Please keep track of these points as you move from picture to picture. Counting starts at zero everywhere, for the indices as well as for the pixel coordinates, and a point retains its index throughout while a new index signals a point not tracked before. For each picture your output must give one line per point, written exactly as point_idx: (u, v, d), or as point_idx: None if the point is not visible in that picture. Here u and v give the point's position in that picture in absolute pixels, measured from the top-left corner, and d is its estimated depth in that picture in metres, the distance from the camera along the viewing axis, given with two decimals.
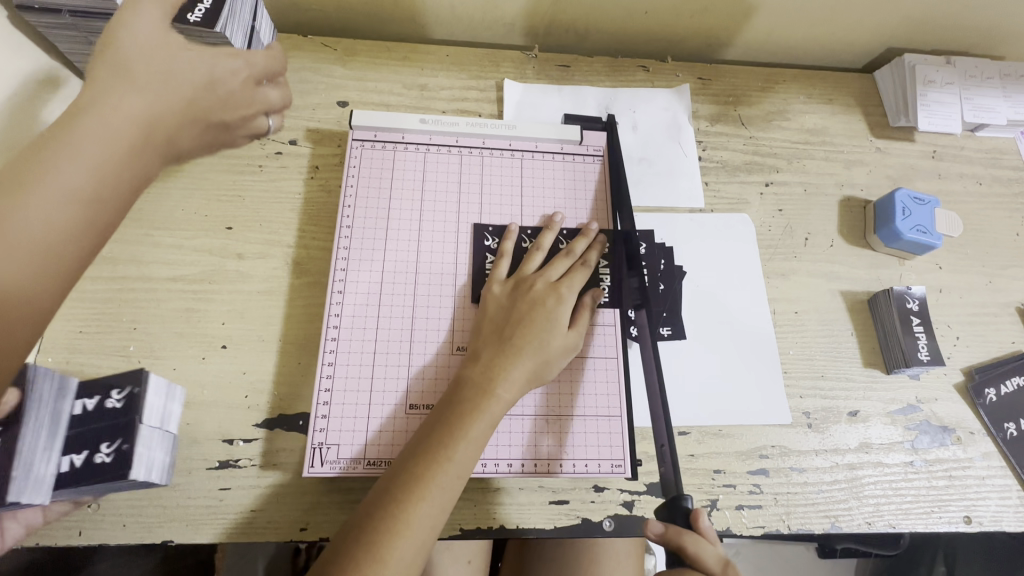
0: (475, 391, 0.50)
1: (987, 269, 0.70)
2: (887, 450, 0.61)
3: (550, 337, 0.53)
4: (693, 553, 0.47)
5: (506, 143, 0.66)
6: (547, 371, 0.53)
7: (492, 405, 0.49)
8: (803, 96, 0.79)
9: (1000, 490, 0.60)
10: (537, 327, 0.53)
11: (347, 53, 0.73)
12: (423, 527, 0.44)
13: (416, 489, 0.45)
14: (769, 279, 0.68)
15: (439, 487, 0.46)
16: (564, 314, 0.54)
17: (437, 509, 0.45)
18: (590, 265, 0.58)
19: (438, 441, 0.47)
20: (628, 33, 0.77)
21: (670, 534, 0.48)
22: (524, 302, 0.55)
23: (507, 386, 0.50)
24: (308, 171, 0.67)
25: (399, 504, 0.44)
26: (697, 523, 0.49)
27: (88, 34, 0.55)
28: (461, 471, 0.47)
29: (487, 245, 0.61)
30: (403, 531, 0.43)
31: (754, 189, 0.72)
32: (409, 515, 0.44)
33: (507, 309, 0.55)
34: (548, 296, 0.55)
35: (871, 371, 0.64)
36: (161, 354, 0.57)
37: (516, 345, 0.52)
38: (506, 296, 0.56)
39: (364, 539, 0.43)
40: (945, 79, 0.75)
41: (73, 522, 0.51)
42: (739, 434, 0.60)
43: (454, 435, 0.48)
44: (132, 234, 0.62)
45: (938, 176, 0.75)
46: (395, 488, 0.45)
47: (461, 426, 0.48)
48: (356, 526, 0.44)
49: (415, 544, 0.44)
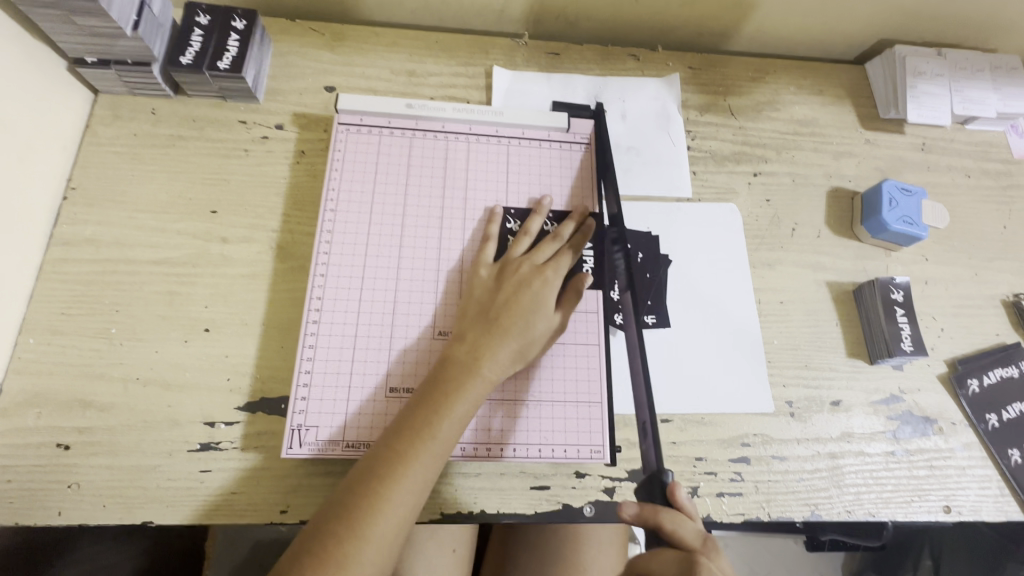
0: (458, 370, 0.50)
1: (973, 260, 0.70)
2: (869, 439, 0.61)
3: (536, 318, 0.53)
4: (671, 527, 0.44)
5: (493, 130, 0.66)
6: (531, 351, 0.53)
7: (477, 383, 0.50)
8: (793, 87, 0.78)
9: (980, 480, 0.60)
10: (522, 308, 0.53)
11: (335, 37, 0.73)
12: (404, 506, 0.44)
13: (399, 466, 0.45)
14: (756, 269, 0.68)
15: (421, 466, 0.46)
16: (549, 297, 0.55)
17: (419, 487, 0.46)
18: (577, 248, 0.58)
19: (421, 421, 0.47)
20: (619, 21, 0.77)
21: (646, 512, 0.46)
22: (510, 285, 0.55)
23: (491, 366, 0.51)
24: (295, 156, 0.66)
25: (380, 480, 0.45)
26: (676, 498, 0.47)
27: (68, 13, 0.54)
28: (445, 448, 0.47)
29: (474, 229, 0.61)
30: (384, 508, 0.44)
31: (741, 179, 0.72)
32: (389, 493, 0.44)
33: (493, 292, 0.55)
34: (535, 279, 0.55)
35: (855, 361, 0.64)
36: (143, 337, 0.57)
37: (501, 326, 0.52)
38: (492, 280, 0.56)
39: (345, 516, 0.43)
40: (936, 71, 0.75)
41: (52, 503, 0.51)
42: (721, 422, 0.60)
43: (437, 414, 0.48)
44: (116, 217, 0.61)
45: (927, 168, 0.75)
46: (376, 466, 0.45)
47: (444, 405, 0.48)
48: (336, 504, 0.44)
49: (396, 522, 0.44)
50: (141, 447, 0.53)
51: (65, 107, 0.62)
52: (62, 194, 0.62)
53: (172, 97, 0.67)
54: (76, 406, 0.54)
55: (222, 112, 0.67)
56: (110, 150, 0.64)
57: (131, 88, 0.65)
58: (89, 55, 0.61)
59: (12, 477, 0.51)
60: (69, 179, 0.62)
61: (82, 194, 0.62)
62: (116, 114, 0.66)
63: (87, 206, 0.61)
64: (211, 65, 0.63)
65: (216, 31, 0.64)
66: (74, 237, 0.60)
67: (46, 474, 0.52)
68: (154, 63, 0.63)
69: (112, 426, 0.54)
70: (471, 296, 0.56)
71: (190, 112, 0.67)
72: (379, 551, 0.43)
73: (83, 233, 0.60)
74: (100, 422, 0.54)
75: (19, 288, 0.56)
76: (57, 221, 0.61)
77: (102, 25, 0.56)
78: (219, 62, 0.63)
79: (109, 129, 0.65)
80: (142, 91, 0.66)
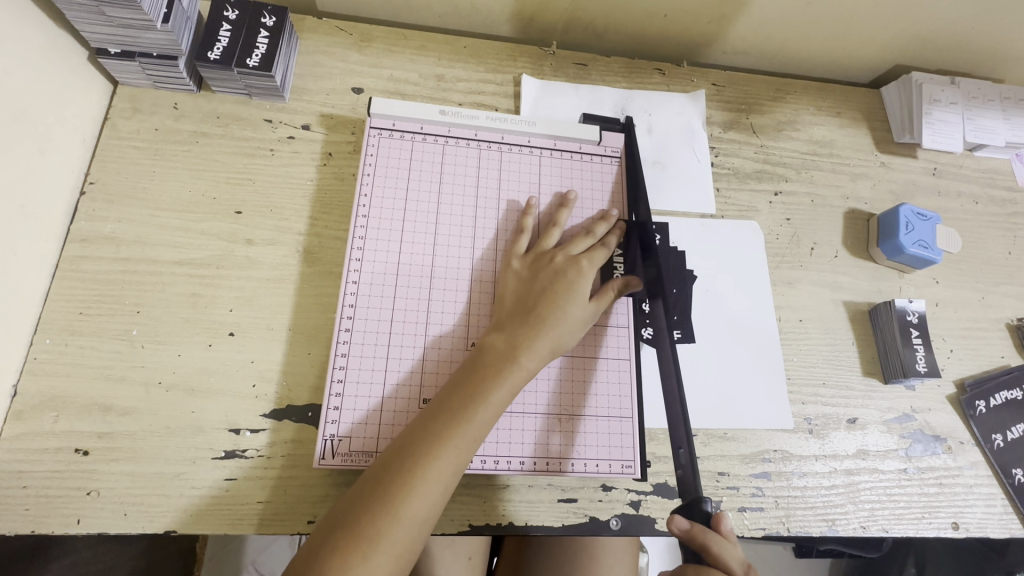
0: (497, 357, 0.50)
1: (980, 284, 0.73)
2: (883, 456, 0.63)
3: (570, 309, 0.54)
4: (716, 551, 0.47)
5: (525, 139, 0.65)
6: (566, 342, 0.53)
7: (514, 371, 0.50)
8: (812, 108, 0.80)
9: (986, 498, 0.63)
10: (558, 297, 0.54)
11: (363, 38, 0.72)
12: (438, 486, 0.44)
13: (435, 446, 0.45)
14: (776, 286, 0.69)
15: (456, 448, 0.46)
16: (583, 288, 0.55)
17: (453, 469, 0.45)
18: (610, 246, 0.59)
19: (458, 404, 0.47)
20: (646, 35, 0.77)
21: (696, 533, 0.48)
22: (545, 275, 0.56)
23: (528, 355, 0.51)
24: (321, 158, 0.65)
25: (415, 458, 0.44)
26: (720, 525, 0.49)
27: (100, 4, 0.52)
28: (479, 435, 0.47)
29: (509, 221, 0.61)
30: (418, 487, 0.43)
31: (763, 198, 0.73)
32: (424, 472, 0.44)
33: (527, 283, 0.55)
34: (569, 270, 0.56)
35: (870, 380, 0.66)
36: (166, 340, 0.56)
37: (538, 314, 0.53)
38: (526, 270, 0.57)
39: (381, 491, 0.43)
40: (950, 99, 0.77)
41: (70, 510, 0.49)
42: (744, 438, 0.61)
43: (473, 399, 0.48)
44: (137, 215, 0.60)
45: (938, 193, 0.77)
46: (413, 444, 0.45)
47: (481, 390, 0.48)
48: (370, 480, 0.44)
49: (428, 502, 0.43)
50: (164, 454, 0.52)
51: (85, 98, 0.60)
52: (79, 189, 0.59)
53: (195, 92, 0.65)
54: (96, 410, 0.52)
55: (247, 110, 0.66)
56: (130, 145, 0.62)
57: (153, 81, 0.63)
58: (113, 45, 0.58)
59: (28, 483, 0.49)
60: (87, 174, 0.60)
61: (100, 189, 0.60)
62: (136, 107, 0.64)
63: (106, 202, 0.59)
64: (239, 61, 0.61)
65: (244, 27, 0.62)
66: (92, 234, 0.58)
67: (65, 481, 0.50)
68: (181, 57, 0.61)
69: (133, 431, 0.52)
70: (506, 286, 0.56)
71: (213, 108, 0.65)
72: (410, 530, 0.42)
73: (102, 230, 0.58)
74: (120, 428, 0.52)
75: (34, 286, 0.54)
76: (74, 217, 0.59)
77: (131, 17, 0.54)
78: (248, 59, 0.62)
79: (128, 122, 0.63)
80: (164, 84, 0.64)
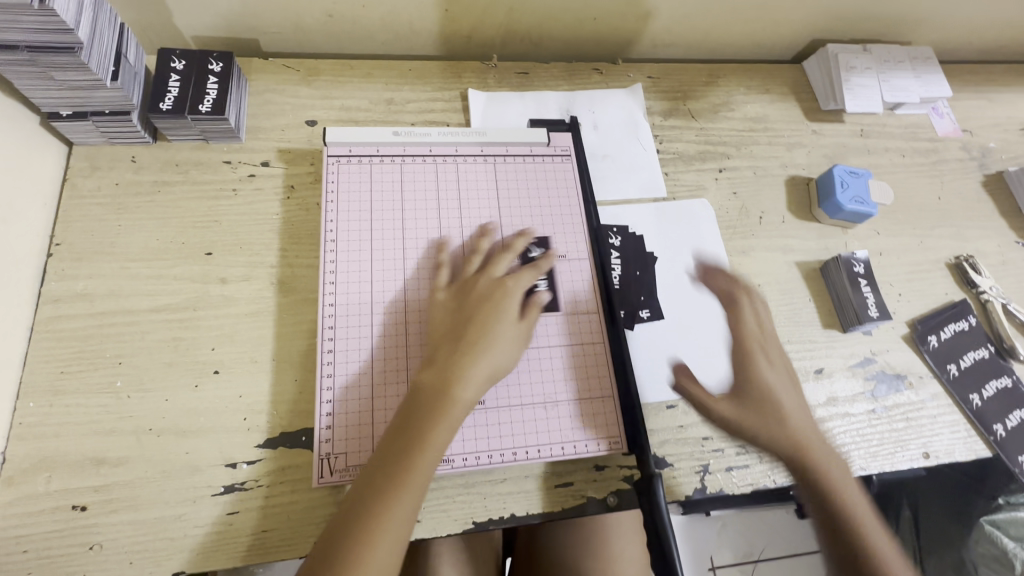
0: (433, 400, 0.51)
1: (917, 230, 0.79)
2: (851, 401, 0.67)
3: (499, 335, 0.55)
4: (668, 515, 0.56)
5: (477, 150, 0.68)
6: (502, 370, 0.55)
7: (457, 404, 0.51)
8: (743, 89, 0.85)
9: (951, 425, 0.67)
10: (486, 326, 0.55)
11: (311, 73, 0.75)
12: (396, 532, 0.46)
13: (388, 496, 0.47)
14: (732, 257, 0.73)
15: (409, 493, 0.48)
16: (511, 310, 0.57)
17: (408, 515, 0.47)
18: (537, 266, 0.61)
19: (403, 451, 0.49)
20: (579, 39, 0.82)
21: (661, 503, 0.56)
22: (471, 306, 0.57)
23: (467, 388, 0.52)
24: (284, 191, 0.67)
25: (372, 511, 0.46)
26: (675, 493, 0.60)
27: (47, 69, 0.53)
28: (428, 475, 0.49)
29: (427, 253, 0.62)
30: (379, 539, 0.45)
31: (709, 176, 0.78)
32: (383, 524, 0.46)
33: (454, 317, 0.56)
34: (494, 295, 0.57)
35: (830, 331, 0.70)
36: (151, 386, 0.56)
37: (469, 347, 0.54)
38: (449, 304, 0.57)
39: (342, 552, 0.45)
40: (863, 65, 0.84)
41: (74, 567, 0.49)
42: (721, 402, 0.65)
43: (418, 443, 0.49)
44: (108, 268, 0.60)
45: (868, 152, 0.83)
46: (365, 496, 0.47)
47: (423, 434, 0.50)
48: (332, 539, 0.46)
49: (391, 550, 0.46)
50: (163, 498, 0.52)
51: (41, 162, 0.61)
52: (46, 251, 0.60)
53: (151, 143, 0.67)
54: (89, 465, 0.53)
55: (206, 155, 0.67)
56: (93, 202, 0.63)
57: (108, 137, 0.65)
58: (64, 108, 0.60)
59: (28, 547, 0.49)
60: (53, 236, 0.61)
61: (68, 249, 0.61)
62: (95, 165, 0.65)
63: (75, 260, 0.60)
64: (192, 108, 0.63)
65: (193, 75, 0.64)
66: (64, 293, 0.59)
67: (65, 539, 0.50)
68: (134, 111, 0.62)
69: (129, 480, 0.53)
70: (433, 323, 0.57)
71: (172, 157, 0.67)
72: None
73: (74, 288, 0.59)
74: (115, 478, 0.52)
75: (12, 351, 0.55)
76: (43, 279, 0.59)
77: (81, 78, 0.55)
78: (200, 105, 0.64)
79: (89, 180, 0.64)
80: (120, 139, 0.65)
